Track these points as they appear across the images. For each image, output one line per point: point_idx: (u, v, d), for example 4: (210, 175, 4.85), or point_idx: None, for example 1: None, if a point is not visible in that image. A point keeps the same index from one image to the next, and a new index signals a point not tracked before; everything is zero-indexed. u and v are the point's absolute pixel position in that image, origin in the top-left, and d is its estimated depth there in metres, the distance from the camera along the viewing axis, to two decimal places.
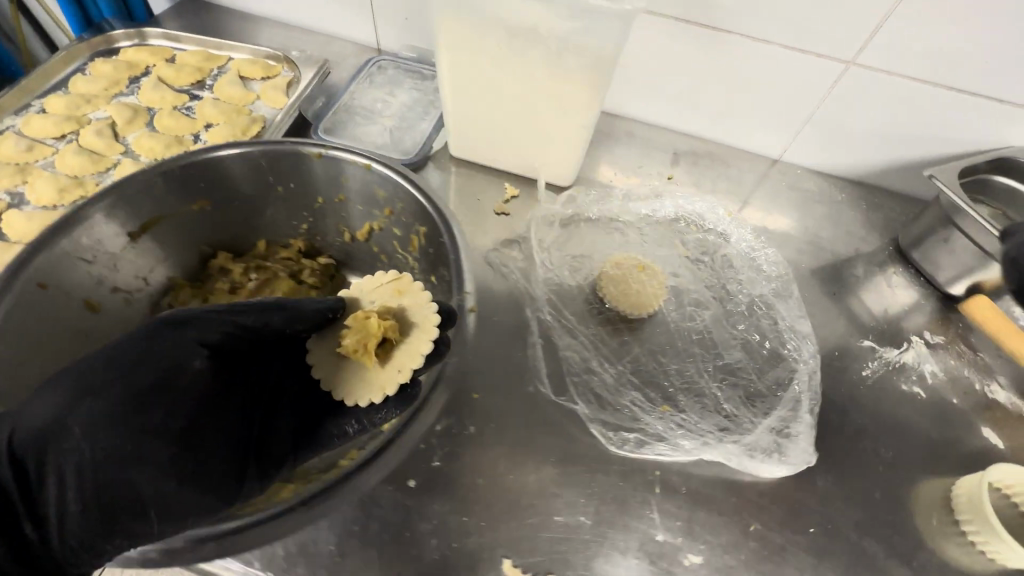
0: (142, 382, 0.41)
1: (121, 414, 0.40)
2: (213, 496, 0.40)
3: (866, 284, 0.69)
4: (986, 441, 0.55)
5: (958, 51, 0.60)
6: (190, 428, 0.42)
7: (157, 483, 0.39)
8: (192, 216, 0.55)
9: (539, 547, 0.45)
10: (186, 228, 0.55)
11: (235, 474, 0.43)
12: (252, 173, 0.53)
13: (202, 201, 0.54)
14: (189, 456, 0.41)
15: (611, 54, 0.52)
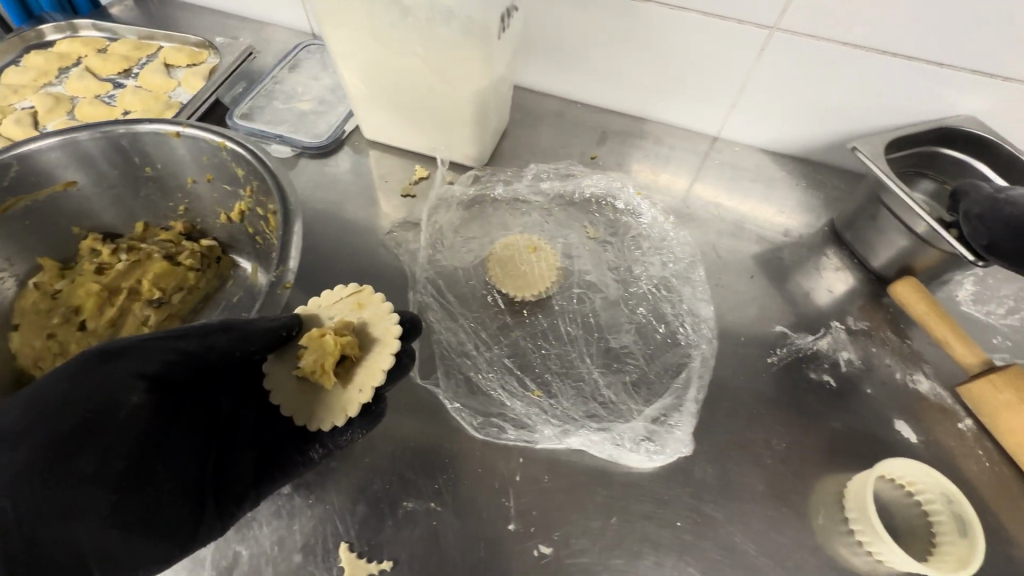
0: (69, 421, 0.34)
1: (36, 465, 0.33)
2: (166, 541, 0.37)
3: (794, 266, 0.64)
4: (895, 435, 0.51)
5: (883, 10, 0.55)
6: (136, 468, 0.37)
7: (100, 535, 0.34)
8: (56, 197, 0.50)
9: (382, 533, 0.43)
10: (51, 209, 0.50)
11: (188, 515, 0.39)
12: (113, 152, 0.49)
13: (68, 182, 0.49)
14: (131, 503, 0.36)
15: (481, 20, 0.50)
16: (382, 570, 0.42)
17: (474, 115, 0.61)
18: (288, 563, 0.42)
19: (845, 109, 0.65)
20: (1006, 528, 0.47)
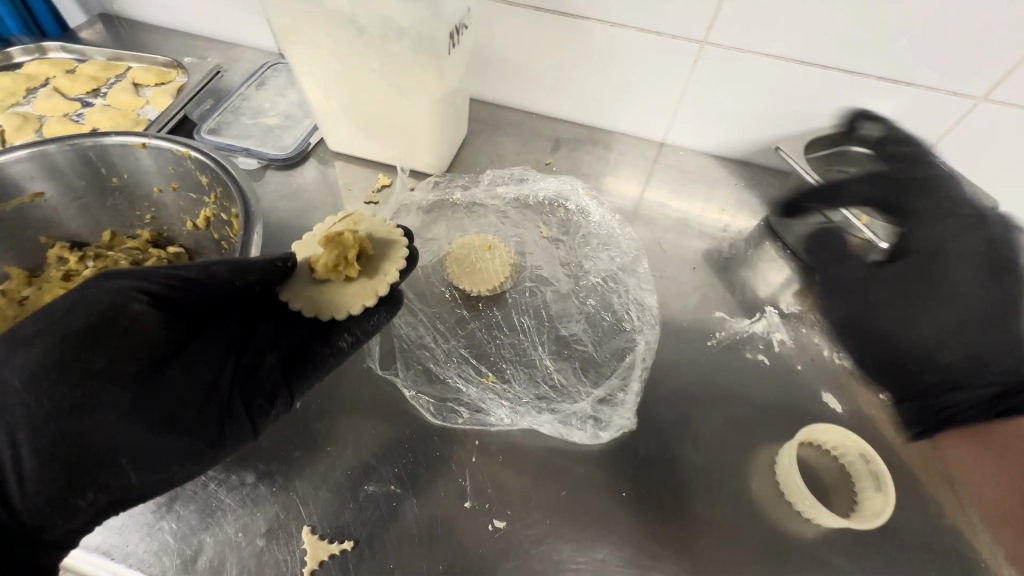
0: (81, 326, 0.39)
1: (56, 362, 0.38)
2: (186, 440, 0.41)
3: (734, 258, 0.69)
4: (822, 405, 0.55)
5: (795, 24, 0.61)
6: (148, 372, 0.41)
7: (123, 429, 0.38)
8: (22, 208, 0.51)
9: (343, 516, 0.45)
10: (16, 220, 0.51)
11: (206, 420, 0.43)
12: (80, 165, 0.51)
13: (35, 193, 0.51)
14: (144, 400, 0.40)
15: (429, 37, 0.54)
16: (343, 550, 0.44)
17: (430, 125, 0.65)
18: (252, 548, 0.44)
19: (773, 114, 0.72)
20: (923, 485, 0.51)
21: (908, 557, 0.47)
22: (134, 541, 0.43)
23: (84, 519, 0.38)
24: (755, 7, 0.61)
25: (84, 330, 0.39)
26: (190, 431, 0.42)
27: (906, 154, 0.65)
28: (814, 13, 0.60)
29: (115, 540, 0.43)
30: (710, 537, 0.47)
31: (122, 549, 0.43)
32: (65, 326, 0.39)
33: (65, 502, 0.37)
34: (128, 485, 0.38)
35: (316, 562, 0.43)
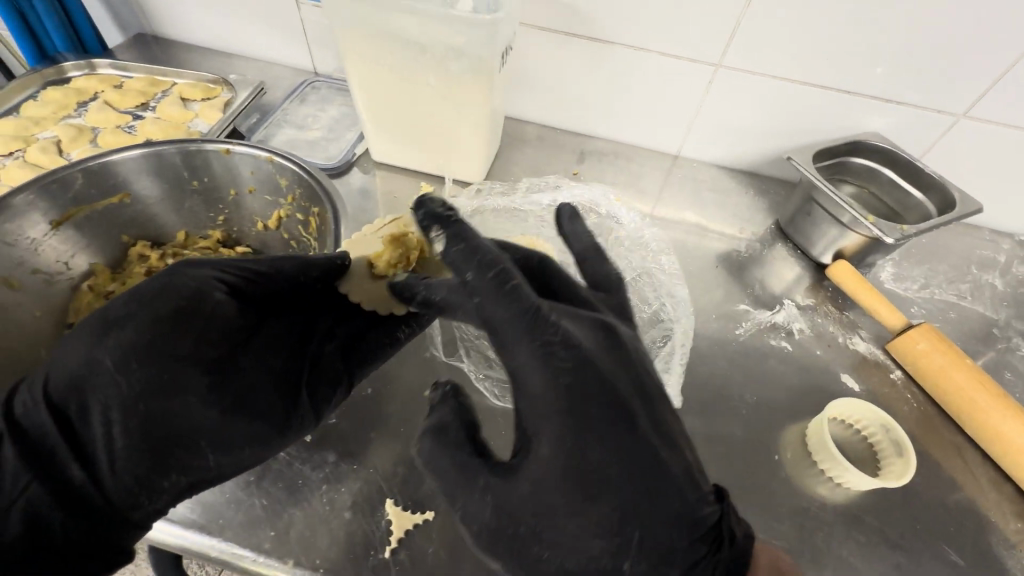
0: (166, 311, 0.44)
1: (145, 344, 0.42)
2: (257, 425, 0.45)
3: (750, 258, 0.76)
4: (842, 385, 0.62)
5: (801, 51, 0.69)
6: (221, 360, 0.46)
7: (203, 411, 0.42)
8: (111, 207, 0.57)
9: (422, 490, 0.49)
10: (107, 217, 0.57)
11: (274, 407, 0.47)
12: (164, 168, 0.57)
13: (123, 194, 0.57)
14: (217, 385, 0.44)
15: (489, 59, 0.61)
16: (426, 520, 0.47)
17: (476, 137, 0.72)
18: (340, 520, 0.46)
19: (779, 129, 0.79)
20: (935, 453, 0.57)
21: (931, 516, 0.52)
22: (228, 517, 0.46)
23: (164, 500, 0.41)
24: (765, 34, 0.69)
25: (172, 315, 0.44)
26: (256, 417, 0.45)
27: (900, 163, 0.73)
28: (817, 40, 0.68)
29: (209, 516, 0.46)
30: (755, 503, 0.52)
31: (217, 524, 0.46)
32: (153, 313, 0.43)
33: (150, 484, 0.40)
34: (205, 463, 0.42)
35: (402, 532, 0.46)
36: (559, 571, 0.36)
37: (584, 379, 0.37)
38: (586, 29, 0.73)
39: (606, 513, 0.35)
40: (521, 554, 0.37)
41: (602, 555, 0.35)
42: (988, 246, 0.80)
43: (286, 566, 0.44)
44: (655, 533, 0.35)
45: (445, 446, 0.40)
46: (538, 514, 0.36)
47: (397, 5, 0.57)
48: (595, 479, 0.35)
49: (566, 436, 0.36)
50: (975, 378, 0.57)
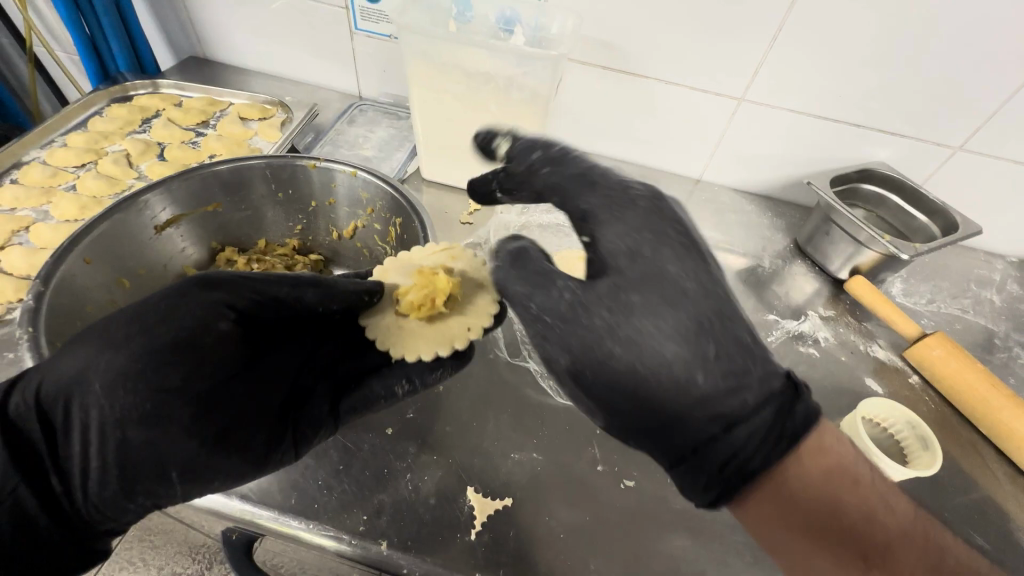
0: (166, 339, 0.41)
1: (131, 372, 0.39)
2: (238, 462, 0.44)
3: (773, 272, 0.83)
4: (865, 388, 0.68)
5: (817, 88, 0.76)
6: (210, 394, 0.43)
7: (183, 448, 0.41)
8: (205, 214, 0.70)
9: (498, 479, 0.53)
10: (200, 223, 0.70)
11: (261, 444, 0.46)
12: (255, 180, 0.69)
13: (216, 204, 0.70)
14: (200, 423, 0.42)
15: (545, 90, 0.68)
16: (504, 505, 0.51)
17: None
18: (426, 505, 0.50)
19: (792, 157, 0.87)
20: (954, 449, 0.63)
21: (953, 504, 0.58)
22: (322, 502, 0.50)
23: (131, 514, 0.41)
24: (785, 73, 0.76)
25: (163, 342, 0.41)
26: (241, 453, 0.44)
27: (904, 190, 0.81)
28: (831, 80, 0.75)
29: (305, 502, 0.50)
30: None
31: (312, 508, 0.49)
32: (151, 339, 0.40)
33: (122, 503, 0.40)
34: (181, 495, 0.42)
35: (484, 516, 0.50)
36: (631, 364, 0.42)
37: (655, 241, 0.45)
38: (624, 64, 0.81)
39: (681, 321, 0.42)
40: (594, 348, 0.43)
41: (674, 358, 0.42)
42: (985, 266, 0.88)
43: (381, 546, 0.48)
44: (729, 346, 0.42)
45: (526, 267, 0.47)
46: (615, 314, 0.43)
47: (470, 41, 0.64)
48: (671, 286, 0.43)
49: (647, 258, 0.45)
50: (986, 381, 0.63)
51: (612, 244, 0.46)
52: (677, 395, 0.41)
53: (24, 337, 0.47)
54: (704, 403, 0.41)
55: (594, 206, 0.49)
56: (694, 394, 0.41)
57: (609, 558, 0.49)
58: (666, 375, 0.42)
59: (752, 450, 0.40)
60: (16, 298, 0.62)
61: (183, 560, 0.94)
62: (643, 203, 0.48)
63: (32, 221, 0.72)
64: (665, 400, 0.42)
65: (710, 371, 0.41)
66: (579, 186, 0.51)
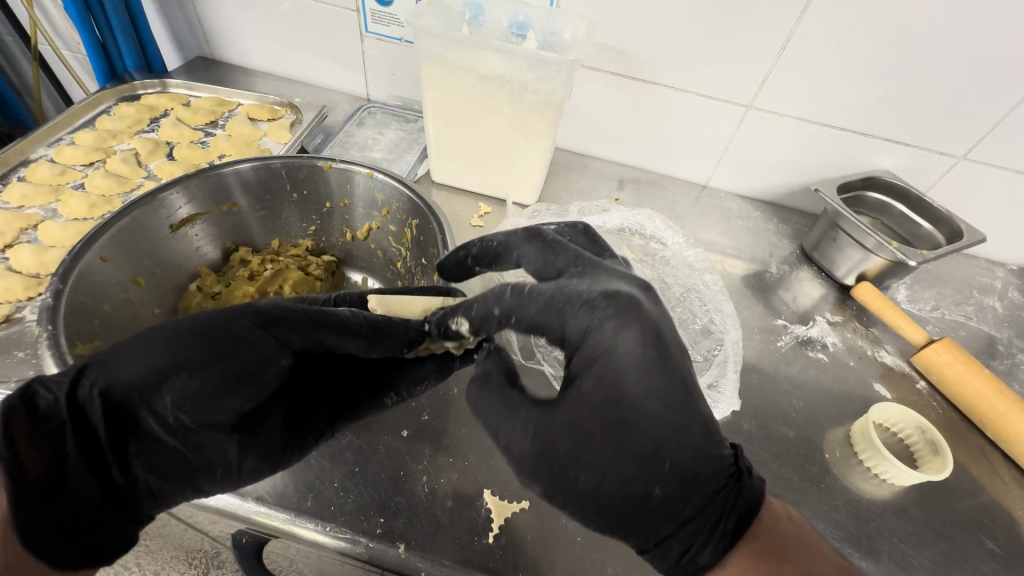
0: (234, 369, 0.40)
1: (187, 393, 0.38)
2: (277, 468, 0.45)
3: (780, 278, 0.84)
4: (874, 392, 0.69)
5: (824, 95, 0.77)
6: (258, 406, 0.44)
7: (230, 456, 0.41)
8: (220, 214, 0.70)
9: (515, 482, 0.53)
10: (214, 224, 0.70)
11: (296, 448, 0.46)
12: (270, 179, 0.69)
13: (231, 204, 0.70)
14: (249, 425, 0.43)
15: (559, 96, 0.68)
16: (522, 508, 0.51)
17: (538, 164, 0.78)
18: (443, 507, 0.50)
19: (791, 163, 0.88)
20: (964, 454, 0.63)
21: (965, 508, 0.58)
22: (339, 504, 0.49)
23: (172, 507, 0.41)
24: (792, 80, 0.77)
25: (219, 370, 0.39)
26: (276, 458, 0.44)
27: (909, 199, 0.82)
28: (839, 88, 0.76)
29: (321, 504, 0.49)
30: (811, 495, 0.57)
31: (329, 511, 0.49)
32: (222, 367, 0.39)
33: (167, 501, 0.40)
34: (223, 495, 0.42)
35: (502, 519, 0.50)
36: (599, 472, 0.39)
37: (641, 350, 0.38)
38: (634, 70, 0.81)
39: (650, 419, 0.38)
40: (559, 453, 0.40)
41: (632, 479, 0.38)
42: (986, 273, 0.90)
43: (398, 549, 0.47)
44: (695, 437, 0.38)
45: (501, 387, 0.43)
46: (583, 420, 0.39)
47: (485, 45, 0.65)
48: (643, 390, 0.38)
49: (623, 365, 0.39)
50: (993, 387, 0.64)
51: (600, 347, 0.39)
52: (641, 494, 0.38)
53: (42, 335, 0.47)
54: (668, 497, 0.38)
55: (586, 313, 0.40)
56: (657, 490, 0.38)
57: (627, 561, 0.49)
58: (629, 478, 0.38)
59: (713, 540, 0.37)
60: (25, 297, 0.61)
61: (181, 564, 0.92)
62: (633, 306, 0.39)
63: (39, 219, 0.72)
64: (629, 500, 0.38)
65: (673, 468, 0.38)
66: (555, 314, 0.41)
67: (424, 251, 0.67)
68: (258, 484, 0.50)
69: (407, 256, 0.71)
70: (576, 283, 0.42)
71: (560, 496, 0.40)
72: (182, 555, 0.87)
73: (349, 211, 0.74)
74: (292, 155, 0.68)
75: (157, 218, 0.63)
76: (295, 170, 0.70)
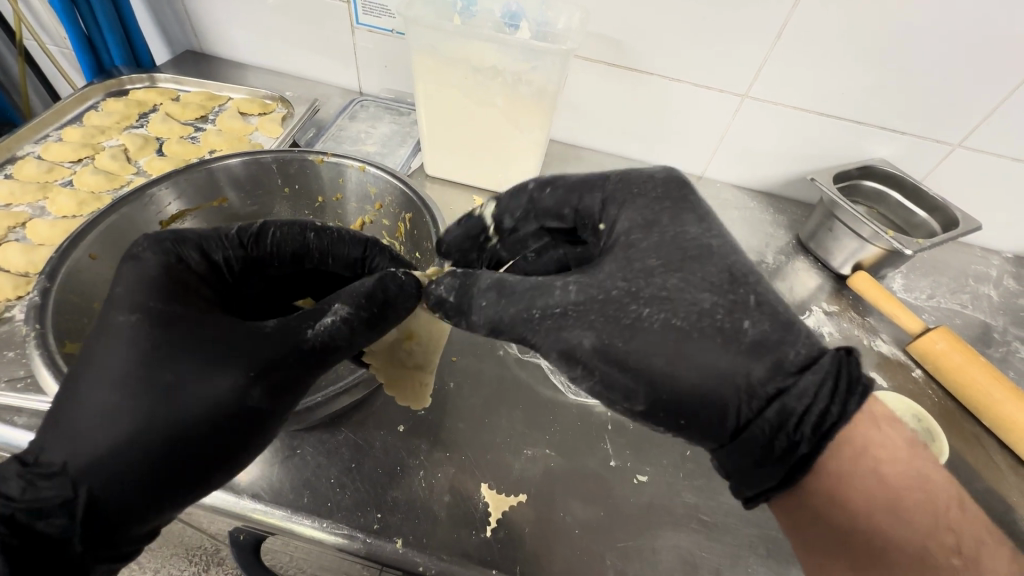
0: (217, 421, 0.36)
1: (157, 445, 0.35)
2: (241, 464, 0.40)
3: (777, 267, 0.84)
4: (871, 381, 0.69)
5: (818, 82, 0.77)
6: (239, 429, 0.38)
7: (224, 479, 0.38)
8: (211, 209, 0.69)
9: (512, 476, 0.53)
10: (206, 219, 0.69)
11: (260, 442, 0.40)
12: (259, 172, 0.69)
13: (221, 199, 0.69)
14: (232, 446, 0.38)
15: (553, 86, 0.68)
16: (519, 501, 0.51)
17: (534, 157, 0.78)
18: (441, 502, 0.50)
19: (791, 153, 0.87)
20: (958, 440, 0.64)
21: None
22: (335, 501, 0.49)
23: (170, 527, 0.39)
24: (787, 67, 0.76)
25: (188, 415, 0.35)
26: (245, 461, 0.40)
27: (905, 187, 0.82)
28: (834, 75, 0.75)
29: (318, 501, 0.49)
30: None
31: (326, 507, 0.49)
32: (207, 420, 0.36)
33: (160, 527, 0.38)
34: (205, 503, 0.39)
35: (500, 513, 0.50)
36: (671, 314, 0.36)
37: (673, 208, 0.44)
38: (629, 60, 0.81)
39: (714, 271, 0.39)
40: (620, 316, 0.37)
41: (715, 309, 0.37)
42: (982, 261, 0.90)
43: (396, 544, 0.47)
44: (768, 293, 0.38)
45: (512, 296, 0.41)
46: (634, 279, 0.38)
47: (478, 35, 0.64)
48: (695, 244, 0.40)
49: (665, 225, 0.42)
50: (988, 372, 0.64)
51: (628, 220, 0.44)
52: (729, 350, 0.35)
53: (29, 335, 0.46)
54: (760, 347, 0.36)
55: (607, 190, 0.47)
56: (746, 340, 0.36)
57: (623, 551, 0.49)
58: (705, 316, 0.36)
59: (824, 401, 0.35)
60: (14, 297, 0.61)
61: (180, 563, 0.92)
62: (663, 177, 0.46)
63: (27, 217, 0.71)
64: (718, 337, 0.36)
65: (755, 318, 0.36)
66: (585, 188, 0.49)
67: (419, 245, 0.66)
68: (254, 481, 0.49)
69: (401, 251, 0.71)
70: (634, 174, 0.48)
71: (624, 374, 0.37)
72: (183, 553, 0.87)
73: (342, 205, 0.73)
74: (281, 148, 0.68)
75: (151, 213, 0.63)
76: (286, 164, 0.70)
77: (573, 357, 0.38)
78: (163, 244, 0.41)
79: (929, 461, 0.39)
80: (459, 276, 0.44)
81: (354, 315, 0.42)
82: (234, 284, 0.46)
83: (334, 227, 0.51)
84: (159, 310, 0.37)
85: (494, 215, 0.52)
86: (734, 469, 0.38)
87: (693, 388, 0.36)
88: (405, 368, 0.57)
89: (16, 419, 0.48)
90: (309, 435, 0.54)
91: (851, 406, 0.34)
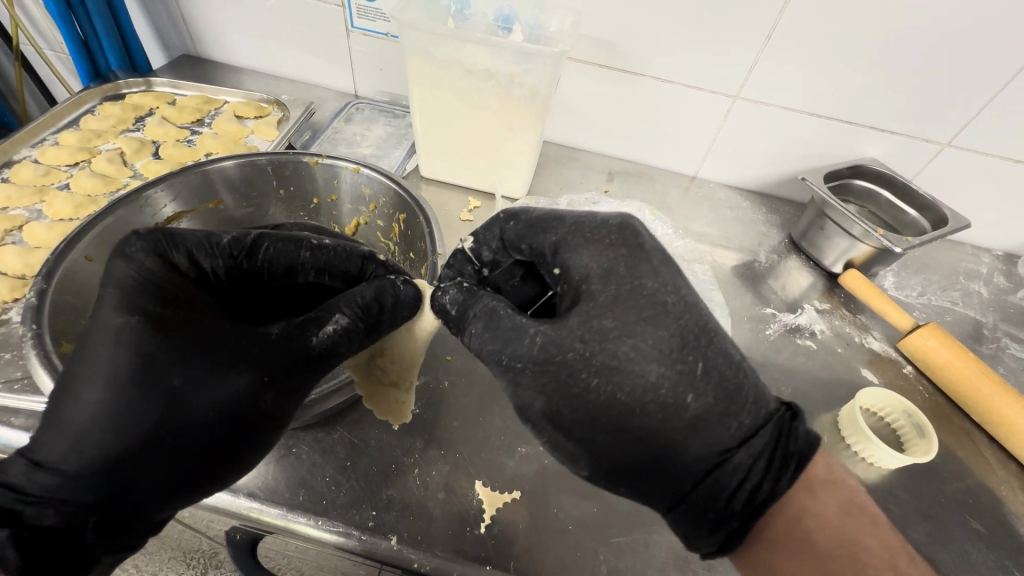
0: (220, 423, 0.38)
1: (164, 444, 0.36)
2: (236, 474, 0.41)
3: (770, 267, 0.84)
4: (862, 378, 0.70)
5: (811, 84, 0.78)
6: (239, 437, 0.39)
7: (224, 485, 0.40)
8: (207, 212, 0.70)
9: (506, 473, 0.54)
10: (203, 222, 0.70)
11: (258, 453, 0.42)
12: (256, 174, 0.70)
13: (217, 201, 0.70)
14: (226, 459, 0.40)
15: (545, 88, 0.68)
16: (513, 498, 0.52)
17: (528, 159, 0.78)
18: (436, 500, 0.51)
19: (782, 152, 0.88)
20: (949, 436, 0.64)
21: (952, 491, 0.59)
22: (330, 498, 0.50)
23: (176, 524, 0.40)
24: (780, 68, 0.77)
25: (195, 420, 0.37)
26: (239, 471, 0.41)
27: (895, 186, 0.83)
28: (827, 75, 0.76)
29: (313, 498, 0.50)
30: None
31: (322, 504, 0.49)
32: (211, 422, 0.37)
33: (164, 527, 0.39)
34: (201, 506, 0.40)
35: (493, 510, 0.51)
36: (613, 392, 0.37)
37: (630, 257, 0.42)
38: (621, 62, 0.81)
39: (666, 335, 0.38)
40: (569, 384, 0.39)
41: (661, 383, 0.37)
42: (972, 259, 0.91)
43: (391, 541, 0.48)
44: (717, 360, 0.38)
45: (495, 329, 0.42)
46: (590, 342, 0.38)
47: (471, 38, 0.65)
48: (650, 301, 0.40)
49: (622, 276, 0.41)
50: (978, 369, 0.65)
51: (584, 266, 0.43)
52: (669, 424, 0.37)
53: (26, 335, 0.47)
54: (695, 425, 0.37)
55: (561, 234, 0.45)
56: (686, 417, 0.37)
57: (617, 547, 0.50)
58: (645, 400, 0.37)
59: (758, 477, 0.38)
60: (11, 299, 0.61)
61: (177, 565, 0.92)
62: (617, 222, 0.44)
63: (23, 220, 0.72)
64: (654, 420, 0.37)
65: (700, 391, 0.37)
66: (542, 230, 0.47)
67: (412, 246, 0.67)
68: (250, 480, 0.50)
69: (395, 251, 0.71)
70: (587, 216, 0.46)
71: (569, 441, 0.39)
72: (180, 556, 0.87)
73: (337, 207, 0.74)
74: (277, 151, 0.69)
75: (147, 214, 0.64)
76: (281, 166, 0.70)
77: (525, 413, 0.41)
78: (157, 243, 0.40)
79: (866, 519, 0.41)
80: (465, 291, 0.46)
81: (353, 326, 0.44)
82: (226, 290, 0.45)
83: (330, 242, 0.49)
84: (161, 314, 0.37)
85: (471, 249, 0.51)
86: (681, 530, 0.40)
87: (636, 460, 0.38)
88: (381, 384, 0.55)
89: (13, 420, 0.49)
90: (305, 434, 0.54)
91: (781, 483, 0.38)
